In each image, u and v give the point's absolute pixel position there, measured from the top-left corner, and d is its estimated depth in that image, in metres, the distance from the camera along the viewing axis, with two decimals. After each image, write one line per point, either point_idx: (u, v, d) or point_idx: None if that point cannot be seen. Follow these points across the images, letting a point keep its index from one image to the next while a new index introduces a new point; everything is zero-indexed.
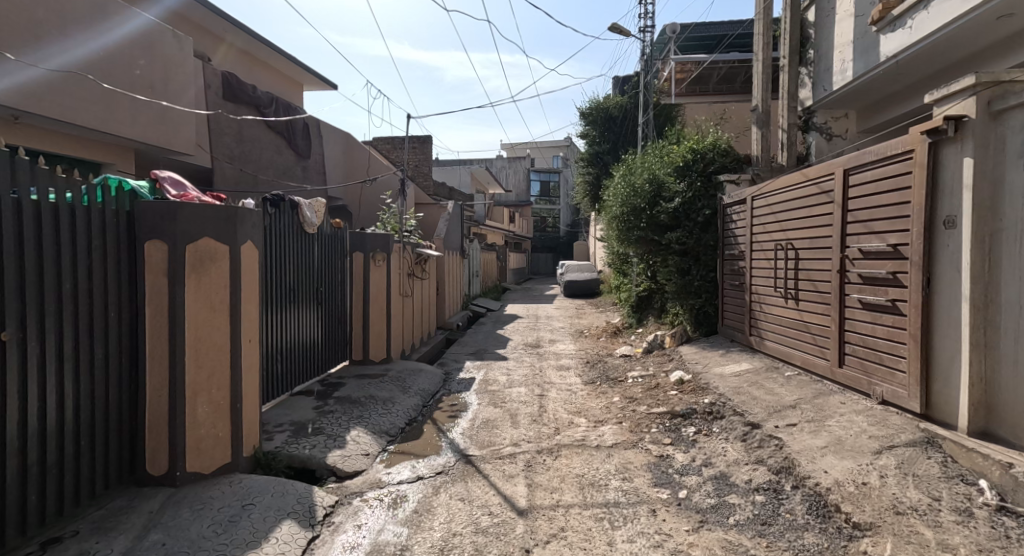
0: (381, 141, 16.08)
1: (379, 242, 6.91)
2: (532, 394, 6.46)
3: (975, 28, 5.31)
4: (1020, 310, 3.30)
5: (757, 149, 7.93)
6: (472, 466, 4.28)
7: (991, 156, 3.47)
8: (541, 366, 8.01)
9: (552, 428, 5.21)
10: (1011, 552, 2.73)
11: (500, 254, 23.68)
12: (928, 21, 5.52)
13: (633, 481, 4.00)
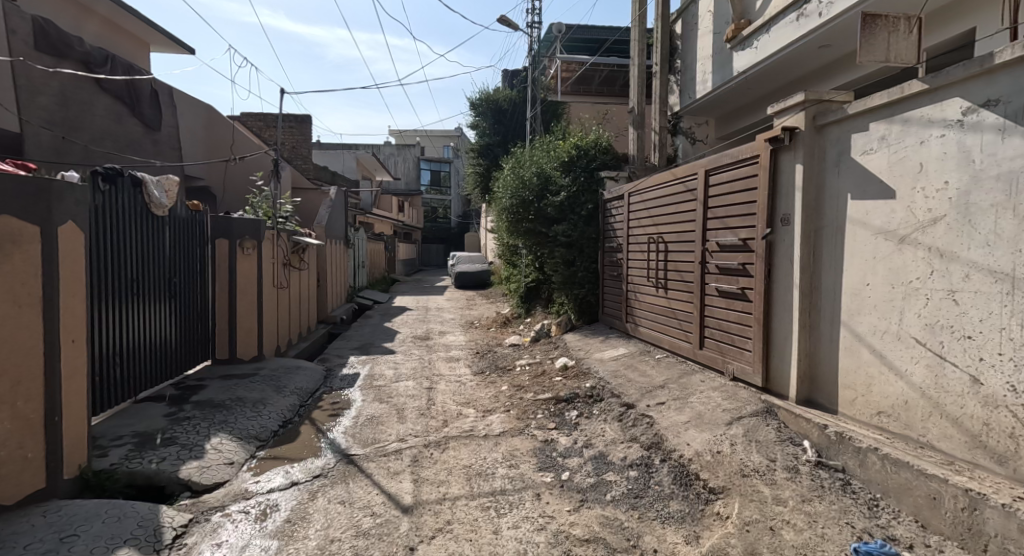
0: (253, 119, 14.97)
1: (248, 228, 6.46)
2: (420, 388, 6.46)
3: (805, 53, 6.09)
4: (832, 296, 3.87)
5: (633, 149, 8.46)
6: (354, 466, 4.20)
7: (816, 163, 4.02)
8: (430, 359, 8.01)
9: (440, 421, 5.25)
10: (825, 498, 3.22)
11: (389, 245, 23.23)
12: (770, 43, 6.23)
13: (518, 468, 4.18)
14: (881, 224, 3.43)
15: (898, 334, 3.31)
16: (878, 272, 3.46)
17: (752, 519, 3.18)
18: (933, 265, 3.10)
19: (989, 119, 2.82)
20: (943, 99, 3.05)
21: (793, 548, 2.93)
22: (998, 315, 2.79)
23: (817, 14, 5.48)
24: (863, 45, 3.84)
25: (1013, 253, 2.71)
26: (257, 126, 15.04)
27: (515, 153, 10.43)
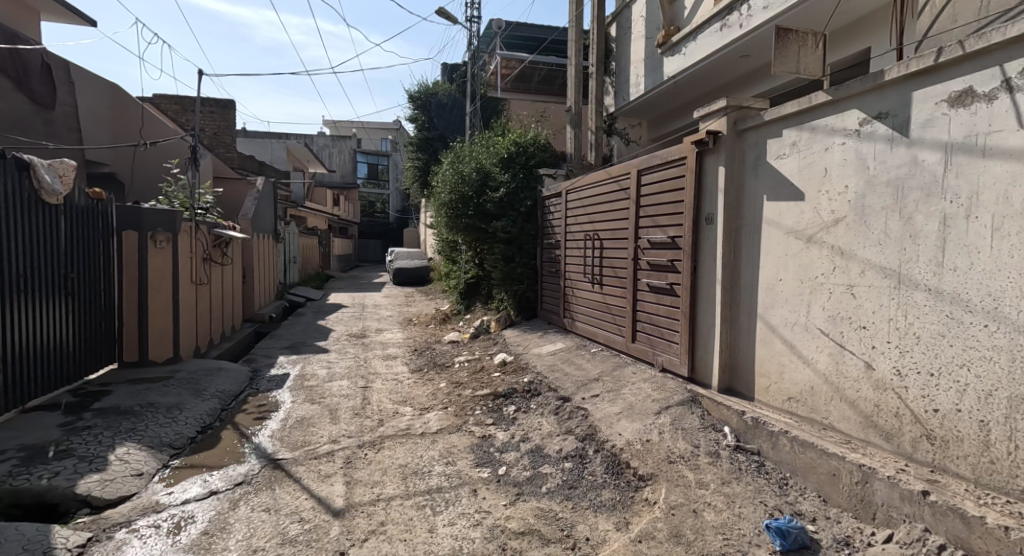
0: (168, 102, 14.07)
1: (160, 219, 6.12)
2: (355, 387, 6.36)
3: (728, 61, 6.44)
4: (752, 291, 4.13)
5: (570, 147, 8.62)
6: (281, 471, 4.10)
7: (737, 165, 4.27)
8: (365, 357, 7.88)
9: (376, 420, 5.20)
10: (742, 479, 3.45)
11: (323, 240, 22.55)
12: (696, 50, 6.55)
13: (455, 465, 4.21)
14: (792, 224, 3.69)
15: (806, 326, 3.58)
16: (789, 269, 3.73)
17: (677, 503, 3.36)
18: (834, 262, 3.37)
19: (880, 130, 3.07)
20: (845, 110, 3.31)
21: (712, 528, 3.11)
22: (883, 308, 3.06)
23: (738, 25, 5.81)
24: (778, 57, 4.11)
25: (898, 251, 2.97)
26: (172, 108, 14.16)
27: (454, 148, 10.42)
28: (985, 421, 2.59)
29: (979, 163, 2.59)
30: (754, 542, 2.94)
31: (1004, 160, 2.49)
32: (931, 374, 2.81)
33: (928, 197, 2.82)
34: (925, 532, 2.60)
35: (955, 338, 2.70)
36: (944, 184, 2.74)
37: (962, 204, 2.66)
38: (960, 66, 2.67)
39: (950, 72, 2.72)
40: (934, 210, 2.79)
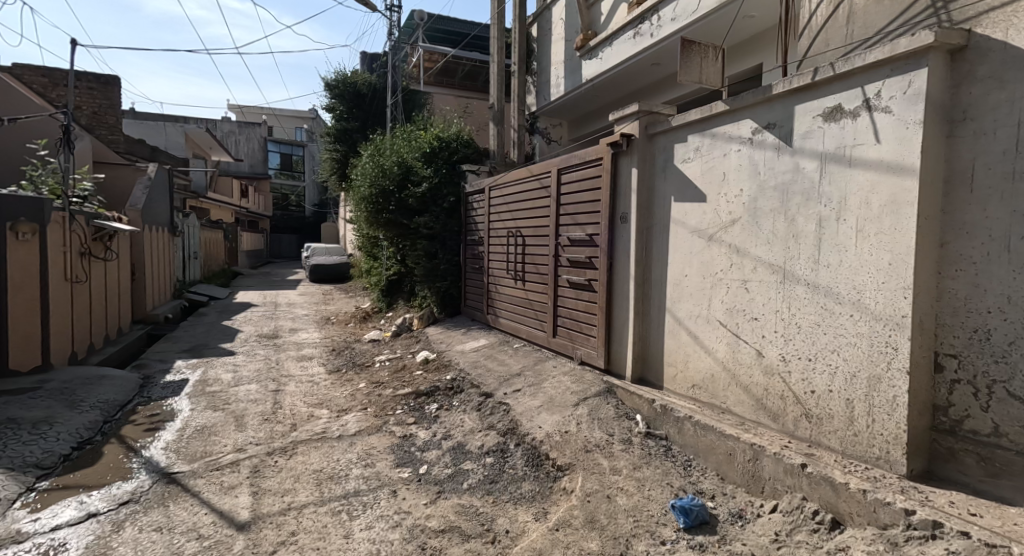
0: (34, 74, 12.72)
1: (22, 210, 5.54)
2: (266, 391, 6.10)
3: (641, 68, 6.77)
4: (661, 286, 4.39)
5: (493, 144, 8.71)
6: (175, 486, 3.88)
7: (648, 167, 4.51)
8: (277, 359, 7.56)
9: (288, 425, 5.03)
10: (652, 463, 3.68)
11: (229, 233, 21.28)
12: (612, 55, 6.83)
13: (374, 467, 4.17)
14: (696, 223, 3.97)
15: (708, 318, 3.87)
16: (693, 265, 4.01)
17: (592, 490, 3.52)
18: (731, 258, 3.67)
19: (769, 139, 3.37)
20: (741, 120, 3.60)
21: (624, 511, 3.28)
22: (772, 301, 3.38)
23: (650, 34, 6.13)
24: (683, 66, 4.39)
25: (783, 249, 3.29)
26: (40, 82, 12.80)
27: (375, 140, 10.24)
28: (851, 399, 2.92)
29: (846, 171, 2.92)
30: (661, 522, 3.15)
31: (865, 170, 2.83)
32: (809, 359, 3.14)
33: (807, 201, 3.14)
34: (803, 500, 2.90)
35: (828, 327, 3.03)
36: (820, 189, 3.06)
37: (833, 208, 2.99)
38: (832, 85, 2.99)
39: (824, 90, 3.03)
40: (811, 213, 3.11)
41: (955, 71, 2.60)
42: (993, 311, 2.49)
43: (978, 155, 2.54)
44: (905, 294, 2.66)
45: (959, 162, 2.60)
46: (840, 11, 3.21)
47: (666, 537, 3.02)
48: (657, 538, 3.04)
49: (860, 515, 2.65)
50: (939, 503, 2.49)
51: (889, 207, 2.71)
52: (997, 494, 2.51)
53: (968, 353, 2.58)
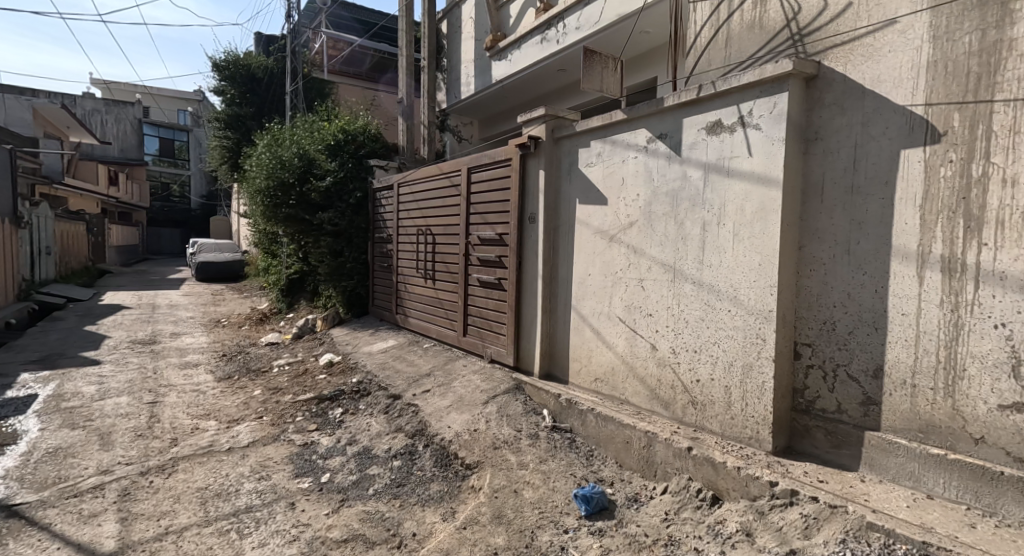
0: None
1: None
2: (140, 403, 5.62)
3: (548, 72, 6.97)
4: (566, 284, 4.58)
5: (402, 140, 8.59)
6: (20, 519, 3.48)
7: (555, 170, 4.67)
8: (156, 367, 6.97)
9: (167, 441, 4.68)
10: (557, 455, 3.84)
11: (95, 225, 19.23)
12: (521, 58, 6.96)
13: (269, 479, 4.00)
14: (599, 224, 4.19)
15: (609, 315, 4.10)
16: (596, 265, 4.23)
17: (500, 486, 3.61)
18: (629, 259, 3.91)
19: (661, 149, 3.63)
20: (637, 128, 3.84)
21: (530, 504, 3.40)
22: (664, 298, 3.65)
23: (556, 40, 6.33)
24: (586, 74, 4.59)
25: (674, 251, 3.56)
26: None
27: (272, 129, 9.71)
28: (729, 386, 3.23)
29: (725, 180, 3.22)
30: (565, 511, 3.30)
31: (740, 180, 3.14)
32: (695, 351, 3.43)
33: (693, 207, 3.43)
34: (688, 480, 3.17)
35: (710, 321, 3.33)
36: (704, 196, 3.36)
37: (714, 213, 3.29)
38: (714, 101, 3.29)
39: (708, 105, 3.32)
40: (697, 217, 3.40)
41: (810, 96, 2.96)
42: (838, 306, 2.87)
43: (827, 170, 2.90)
44: (771, 292, 2.99)
45: (813, 175, 2.96)
46: (720, 35, 3.53)
47: (568, 525, 3.18)
48: (560, 527, 3.18)
49: (735, 489, 2.94)
50: (796, 473, 2.83)
51: (759, 214, 3.04)
52: (841, 462, 2.89)
53: (820, 342, 2.95)
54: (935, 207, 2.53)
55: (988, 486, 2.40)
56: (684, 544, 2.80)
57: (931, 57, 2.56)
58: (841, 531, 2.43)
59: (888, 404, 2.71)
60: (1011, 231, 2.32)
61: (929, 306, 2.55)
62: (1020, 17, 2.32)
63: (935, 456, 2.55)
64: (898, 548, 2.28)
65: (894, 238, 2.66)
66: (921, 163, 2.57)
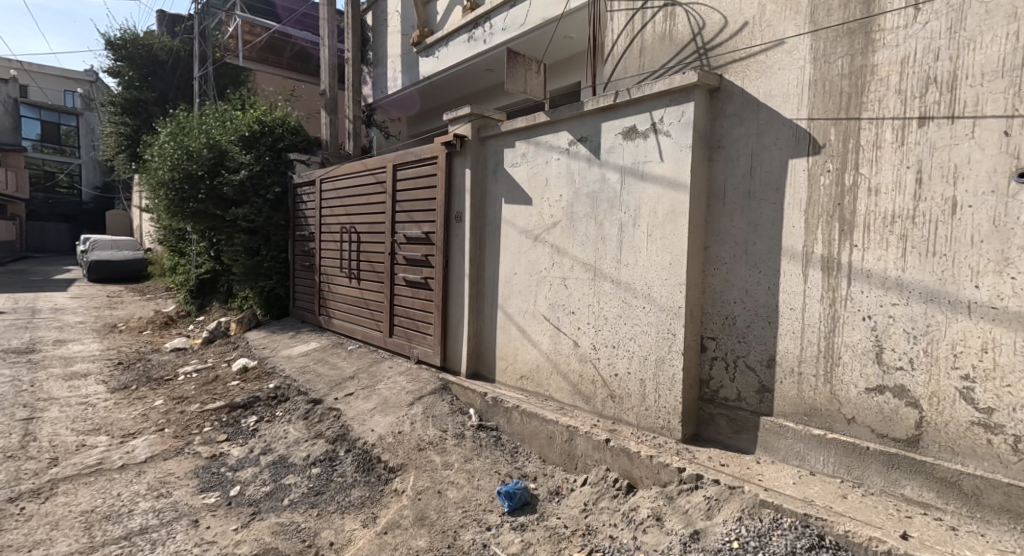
0: None
1: None
2: (14, 420, 5.07)
3: (475, 71, 6.98)
4: (491, 284, 4.62)
5: (325, 134, 8.29)
6: None
7: (481, 170, 4.69)
8: (35, 379, 6.31)
9: (44, 461, 4.25)
10: (483, 453, 3.87)
11: None
12: (448, 55, 6.93)
13: (170, 496, 3.76)
14: (523, 224, 4.26)
15: (534, 313, 4.18)
16: (522, 264, 4.30)
17: (424, 487, 3.60)
18: (553, 258, 4.01)
19: (582, 151, 3.75)
20: (559, 130, 3.94)
21: (454, 504, 3.41)
22: (585, 295, 3.77)
23: (483, 40, 6.36)
24: (511, 74, 4.64)
25: (595, 251, 3.68)
26: None
27: (178, 117, 9.05)
28: (644, 379, 3.40)
29: (640, 184, 3.38)
30: (488, 509, 3.34)
31: (652, 183, 3.31)
32: (614, 347, 3.58)
33: (611, 208, 3.57)
34: (607, 471, 3.31)
35: (628, 318, 3.48)
36: (622, 198, 3.50)
37: (631, 215, 3.44)
38: (630, 107, 3.43)
39: (624, 111, 3.47)
40: (614, 218, 3.55)
41: (714, 106, 3.18)
42: (738, 301, 3.09)
43: (728, 176, 3.13)
44: (681, 290, 3.17)
45: (717, 181, 3.17)
46: (635, 44, 3.69)
47: (492, 522, 3.22)
48: (483, 524, 3.22)
49: (648, 477, 3.10)
50: (701, 458, 3.03)
51: (670, 216, 3.21)
52: (740, 446, 3.12)
53: (723, 335, 3.17)
54: (817, 211, 2.79)
55: (858, 460, 2.68)
56: (601, 532, 2.93)
57: (812, 76, 2.81)
58: (738, 510, 2.63)
59: (779, 391, 2.96)
60: (876, 234, 2.61)
61: (811, 301, 2.81)
62: (881, 45, 2.61)
63: (817, 435, 2.81)
64: (786, 521, 2.50)
65: (784, 240, 2.90)
66: (805, 171, 2.83)
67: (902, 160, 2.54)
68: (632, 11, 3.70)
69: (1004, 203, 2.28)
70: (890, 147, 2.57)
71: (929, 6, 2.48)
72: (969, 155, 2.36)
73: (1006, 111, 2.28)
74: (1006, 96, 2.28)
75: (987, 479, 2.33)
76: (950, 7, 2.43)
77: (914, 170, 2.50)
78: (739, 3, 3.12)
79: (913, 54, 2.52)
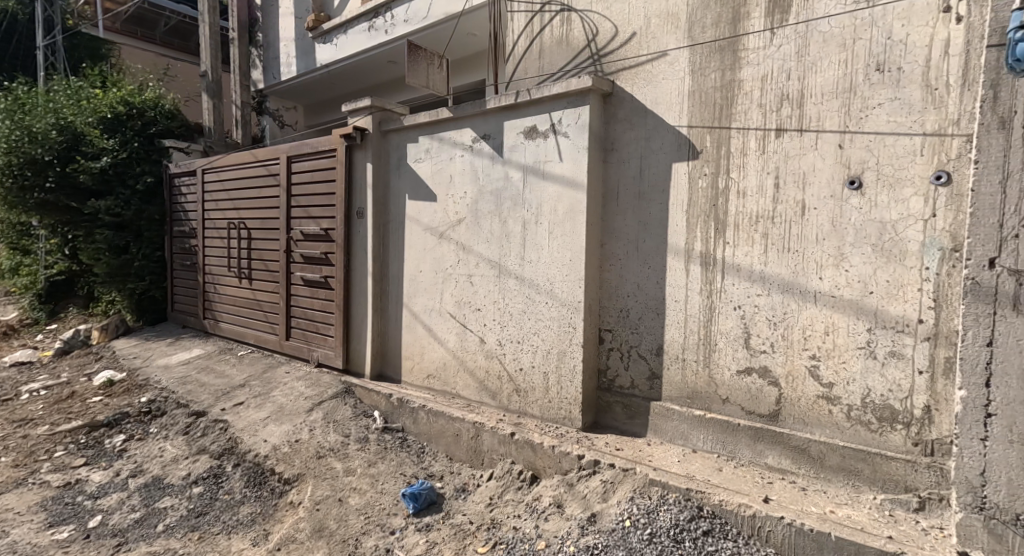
0: None
1: None
2: None
3: (376, 63, 6.70)
4: (395, 282, 4.53)
5: (208, 120, 7.61)
6: None
7: (383, 164, 4.55)
8: None
9: None
10: (386, 456, 3.79)
11: None
12: (346, 44, 6.60)
13: (8, 536, 3.34)
14: (428, 221, 4.22)
15: (439, 310, 4.17)
16: (427, 261, 4.25)
17: (322, 497, 3.47)
18: (458, 255, 4.02)
19: (486, 149, 3.79)
20: (462, 127, 3.95)
21: (356, 511, 3.33)
22: (489, 292, 3.83)
23: (384, 31, 6.15)
24: (411, 67, 4.54)
25: (500, 248, 3.74)
26: None
27: (14, 91, 7.67)
28: (546, 371, 3.52)
29: (541, 182, 3.49)
30: (392, 512, 3.29)
31: (553, 182, 3.43)
32: (519, 342, 3.66)
33: (515, 206, 3.65)
34: (512, 464, 3.39)
35: (531, 313, 3.58)
36: (524, 197, 3.59)
37: (534, 213, 3.54)
38: (531, 107, 3.53)
39: (525, 111, 3.56)
40: (517, 216, 3.63)
41: (607, 110, 3.36)
42: (631, 295, 3.29)
43: (621, 177, 3.32)
44: (580, 285, 3.32)
45: (612, 181, 3.36)
46: (535, 46, 3.79)
47: (396, 526, 3.18)
48: (387, 528, 3.17)
49: (550, 466, 3.22)
50: (599, 445, 3.20)
51: (569, 214, 3.35)
52: (633, 431, 3.33)
53: (618, 327, 3.37)
54: (696, 211, 3.04)
55: (730, 436, 2.97)
56: (504, 524, 3.00)
57: (691, 87, 3.06)
58: (630, 490, 2.82)
59: (667, 377, 3.20)
60: (745, 232, 2.90)
61: (692, 293, 3.07)
62: (745, 63, 2.90)
63: (698, 415, 3.07)
64: (670, 497, 2.72)
65: (669, 237, 3.14)
66: (686, 174, 3.07)
67: (764, 167, 2.84)
68: (531, 13, 3.79)
69: (841, 205, 2.64)
70: (754, 154, 2.87)
71: (782, 31, 2.80)
72: (813, 164, 2.71)
73: (840, 127, 2.64)
74: (840, 114, 2.64)
75: (828, 444, 2.69)
76: (798, 33, 2.75)
77: (772, 176, 2.82)
78: (628, 14, 3.31)
79: (772, 72, 2.82)
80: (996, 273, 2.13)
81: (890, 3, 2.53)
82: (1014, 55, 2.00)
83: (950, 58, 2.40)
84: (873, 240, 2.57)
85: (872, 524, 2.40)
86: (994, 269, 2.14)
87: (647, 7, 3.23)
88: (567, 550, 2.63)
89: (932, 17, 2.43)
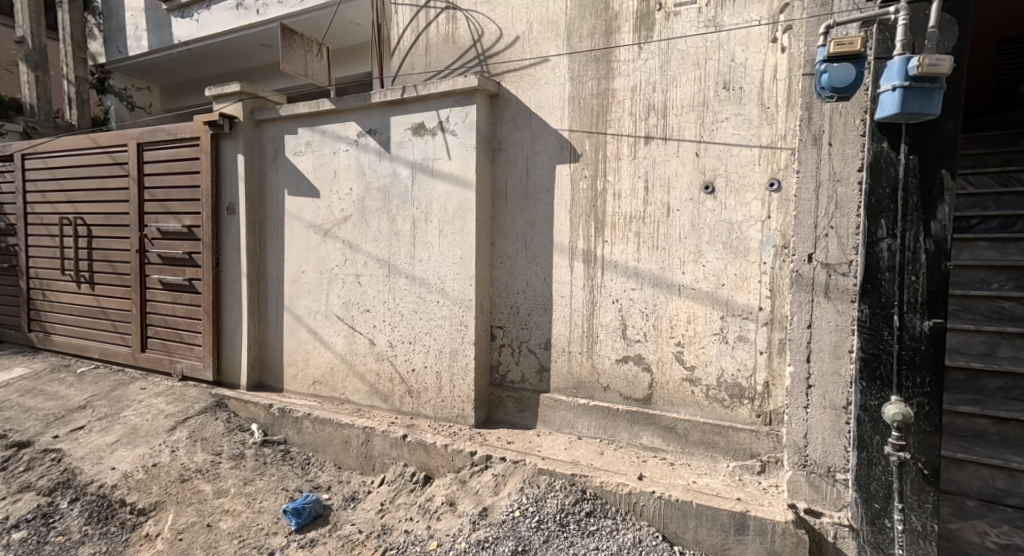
0: None
1: None
2: None
3: (245, 45, 6.07)
4: (273, 283, 4.19)
5: (29, 94, 6.33)
6: None
7: (256, 156, 4.18)
8: None
9: None
10: (265, 473, 3.49)
11: None
12: (210, 21, 5.90)
13: None
14: (311, 218, 3.97)
15: (325, 313, 3.94)
16: (309, 261, 4.00)
17: (187, 524, 3.13)
18: (345, 254, 3.84)
19: (372, 144, 3.66)
20: (345, 121, 3.77)
21: (228, 535, 3.05)
22: (379, 292, 3.71)
23: (255, 11, 5.58)
24: (287, 53, 4.20)
25: (390, 246, 3.64)
26: None
27: None
28: (439, 370, 3.50)
29: (430, 181, 3.46)
30: (272, 531, 3.06)
31: (442, 180, 3.42)
32: (411, 342, 3.59)
33: (404, 203, 3.57)
34: (404, 466, 3.32)
35: (423, 314, 3.54)
36: (414, 195, 3.53)
37: (424, 212, 3.50)
38: (419, 104, 3.47)
39: (412, 107, 3.50)
40: (407, 214, 3.56)
41: (493, 110, 3.43)
42: (521, 292, 3.40)
43: (508, 176, 3.41)
44: (471, 283, 3.35)
45: (500, 179, 3.44)
46: (420, 42, 3.73)
47: (275, 546, 2.97)
48: (265, 549, 2.95)
49: (442, 465, 3.21)
50: (490, 440, 3.26)
51: (459, 212, 3.37)
52: (523, 423, 3.44)
53: (509, 324, 3.46)
54: (578, 211, 3.23)
55: (611, 421, 3.19)
56: (395, 529, 2.93)
57: (570, 93, 3.24)
58: (520, 481, 2.91)
59: (554, 369, 3.35)
60: (620, 232, 3.14)
61: (576, 290, 3.25)
62: (617, 74, 3.13)
63: (582, 404, 3.26)
64: (557, 483, 2.85)
65: (555, 236, 3.29)
66: (569, 175, 3.24)
67: (635, 171, 3.10)
68: (416, 8, 3.72)
69: (698, 207, 2.97)
70: (627, 159, 3.11)
71: (647, 47, 3.07)
72: (675, 170, 3.01)
73: (696, 137, 2.96)
74: (696, 125, 2.96)
75: (691, 420, 3.01)
76: (661, 50, 3.04)
77: (643, 179, 3.08)
78: (511, 17, 3.40)
79: (640, 84, 3.08)
80: (813, 267, 2.54)
81: (733, 29, 2.88)
82: (820, 84, 2.31)
83: (778, 81, 2.79)
84: (723, 239, 2.92)
85: (725, 489, 2.73)
86: (811, 264, 2.55)
87: (528, 12, 3.34)
88: (458, 547, 2.64)
89: (764, 46, 2.81)
